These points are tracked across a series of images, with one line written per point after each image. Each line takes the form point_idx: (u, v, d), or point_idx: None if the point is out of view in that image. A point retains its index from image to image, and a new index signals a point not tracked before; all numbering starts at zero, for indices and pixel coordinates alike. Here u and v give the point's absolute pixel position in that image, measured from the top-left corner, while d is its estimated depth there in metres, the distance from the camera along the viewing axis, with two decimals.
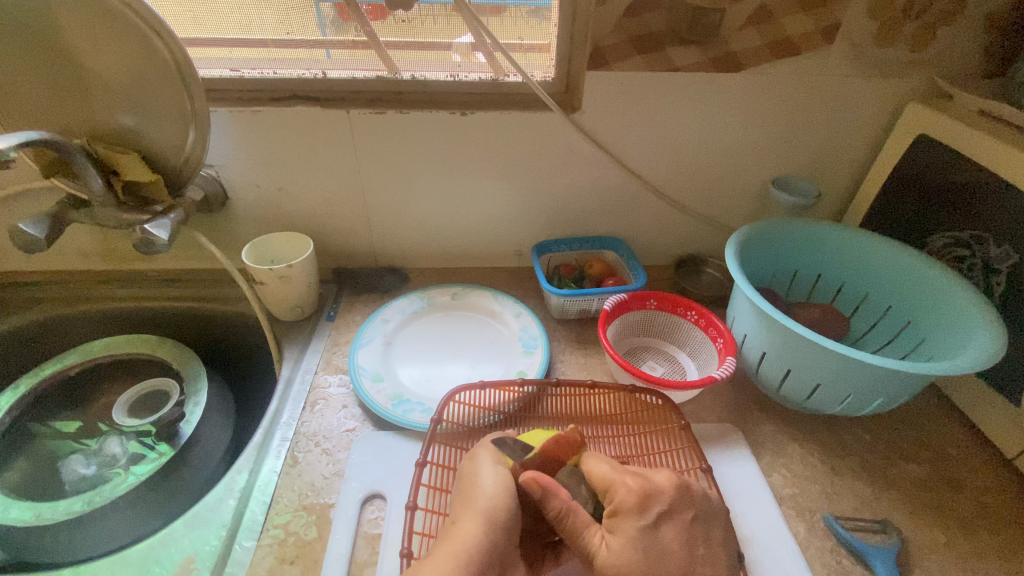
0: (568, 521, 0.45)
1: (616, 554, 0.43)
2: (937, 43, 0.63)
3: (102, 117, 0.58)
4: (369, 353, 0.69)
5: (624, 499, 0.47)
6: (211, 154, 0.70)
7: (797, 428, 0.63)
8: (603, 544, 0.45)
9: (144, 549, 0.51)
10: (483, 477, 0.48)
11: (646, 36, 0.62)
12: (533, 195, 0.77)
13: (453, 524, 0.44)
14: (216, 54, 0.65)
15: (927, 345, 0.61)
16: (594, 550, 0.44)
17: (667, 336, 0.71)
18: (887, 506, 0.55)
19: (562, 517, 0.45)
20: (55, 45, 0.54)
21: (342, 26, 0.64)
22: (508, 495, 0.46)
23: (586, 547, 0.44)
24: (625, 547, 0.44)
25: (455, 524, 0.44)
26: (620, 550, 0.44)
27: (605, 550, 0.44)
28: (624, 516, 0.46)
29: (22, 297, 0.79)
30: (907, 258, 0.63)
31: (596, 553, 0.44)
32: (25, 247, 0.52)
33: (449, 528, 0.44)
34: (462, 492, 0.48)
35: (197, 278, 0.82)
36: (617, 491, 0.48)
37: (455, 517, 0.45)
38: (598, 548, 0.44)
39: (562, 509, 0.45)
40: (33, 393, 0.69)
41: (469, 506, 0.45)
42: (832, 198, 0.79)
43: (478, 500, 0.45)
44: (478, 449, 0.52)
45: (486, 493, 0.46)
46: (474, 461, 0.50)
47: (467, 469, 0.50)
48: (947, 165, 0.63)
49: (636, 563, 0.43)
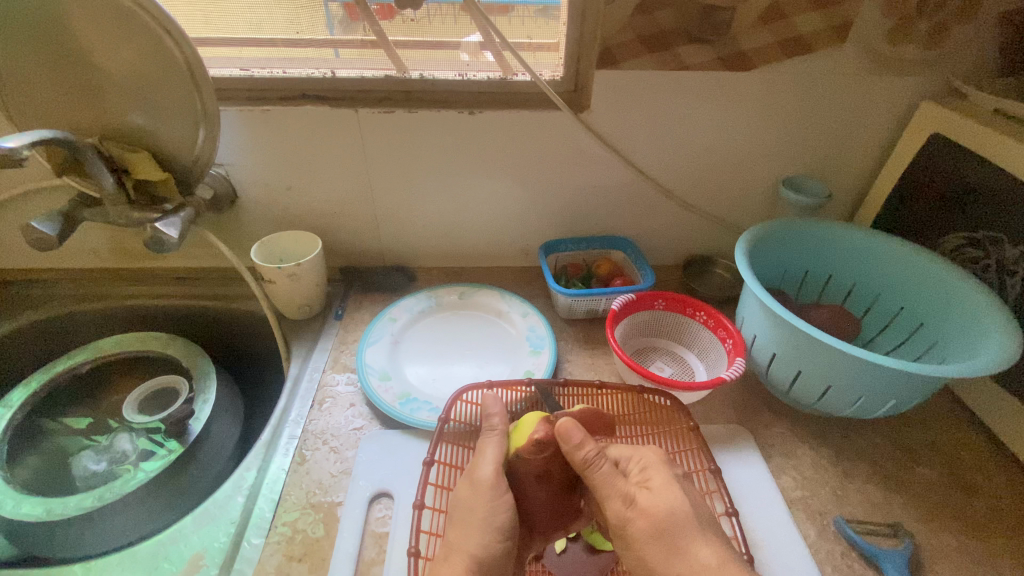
0: (606, 465, 0.46)
1: (657, 493, 0.44)
2: (951, 41, 0.62)
3: (113, 116, 0.59)
4: (377, 351, 0.69)
5: (651, 456, 0.48)
6: (221, 153, 0.70)
7: (807, 430, 0.63)
8: (641, 491, 0.45)
9: (154, 545, 0.51)
10: (479, 508, 0.46)
11: (655, 35, 0.61)
12: (541, 194, 0.76)
13: (444, 562, 0.44)
14: (226, 54, 0.65)
15: (940, 348, 0.61)
16: (633, 493, 0.45)
17: (675, 336, 0.71)
18: (898, 510, 0.55)
19: (599, 458, 0.46)
20: (69, 45, 0.55)
21: (351, 26, 0.65)
22: (500, 539, 0.45)
23: (625, 489, 0.45)
24: (665, 487, 0.45)
25: (446, 561, 0.44)
26: (663, 489, 0.45)
27: (645, 494, 0.44)
28: (655, 466, 0.47)
29: (34, 295, 0.80)
30: (920, 259, 0.62)
31: (637, 494, 0.44)
32: (37, 245, 0.53)
33: (440, 564, 0.44)
34: (457, 517, 0.46)
35: (206, 276, 0.82)
36: (643, 453, 0.49)
37: (449, 547, 0.45)
38: (637, 492, 0.45)
39: (598, 454, 0.46)
40: (45, 390, 0.70)
41: (466, 538, 0.44)
42: (843, 198, 0.78)
43: (473, 535, 0.44)
44: (480, 463, 0.49)
45: (484, 532, 0.44)
46: (474, 483, 0.48)
47: (465, 490, 0.48)
48: (960, 166, 0.62)
49: (683, 502, 0.44)
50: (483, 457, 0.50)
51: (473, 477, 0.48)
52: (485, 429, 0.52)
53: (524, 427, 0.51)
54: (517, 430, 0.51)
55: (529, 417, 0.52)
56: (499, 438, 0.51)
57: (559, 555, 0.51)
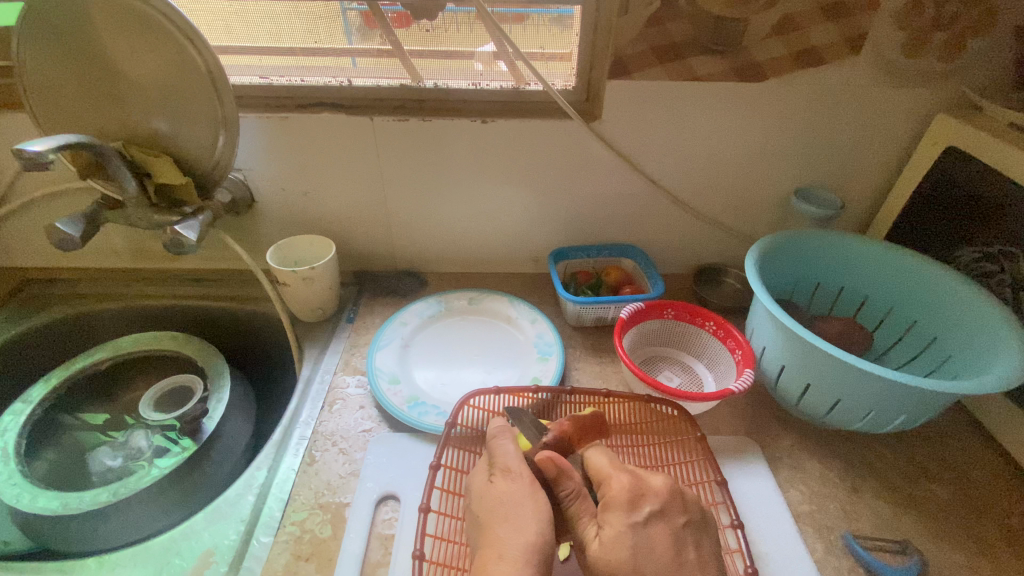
0: (574, 505, 0.48)
1: (604, 549, 0.44)
2: (967, 53, 0.62)
3: (137, 122, 0.61)
4: (387, 354, 0.70)
5: (616, 495, 0.47)
6: (241, 159, 0.72)
7: (816, 443, 0.62)
8: (594, 538, 0.45)
9: (167, 540, 0.52)
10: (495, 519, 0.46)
11: (667, 46, 0.62)
12: (550, 202, 0.77)
13: (499, 559, 0.42)
14: (247, 62, 0.68)
15: (953, 363, 0.60)
16: (586, 541, 0.45)
17: (684, 346, 0.71)
18: (909, 527, 0.54)
19: (570, 498, 0.48)
20: (95, 54, 0.57)
21: (368, 34, 0.66)
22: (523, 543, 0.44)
23: (581, 535, 0.46)
24: (614, 541, 0.44)
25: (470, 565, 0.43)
26: (611, 544, 0.44)
27: (596, 543, 0.45)
28: (614, 509, 0.46)
29: (57, 293, 0.82)
30: (934, 272, 0.62)
31: (588, 543, 0.45)
32: (61, 245, 0.54)
33: (494, 561, 0.42)
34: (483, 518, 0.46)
35: (223, 278, 0.84)
36: (611, 486, 0.48)
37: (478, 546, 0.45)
38: (589, 542, 0.45)
39: (572, 492, 0.49)
40: (64, 386, 0.71)
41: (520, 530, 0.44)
42: (856, 210, 0.77)
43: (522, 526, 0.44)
44: (506, 459, 0.50)
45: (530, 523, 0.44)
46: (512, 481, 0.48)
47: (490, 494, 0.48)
48: (976, 179, 0.62)
49: (625, 560, 0.43)
50: (502, 457, 0.50)
51: (506, 473, 0.49)
52: (492, 434, 0.53)
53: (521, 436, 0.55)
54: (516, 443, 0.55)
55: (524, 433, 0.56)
56: (511, 441, 0.52)
57: (562, 562, 0.50)
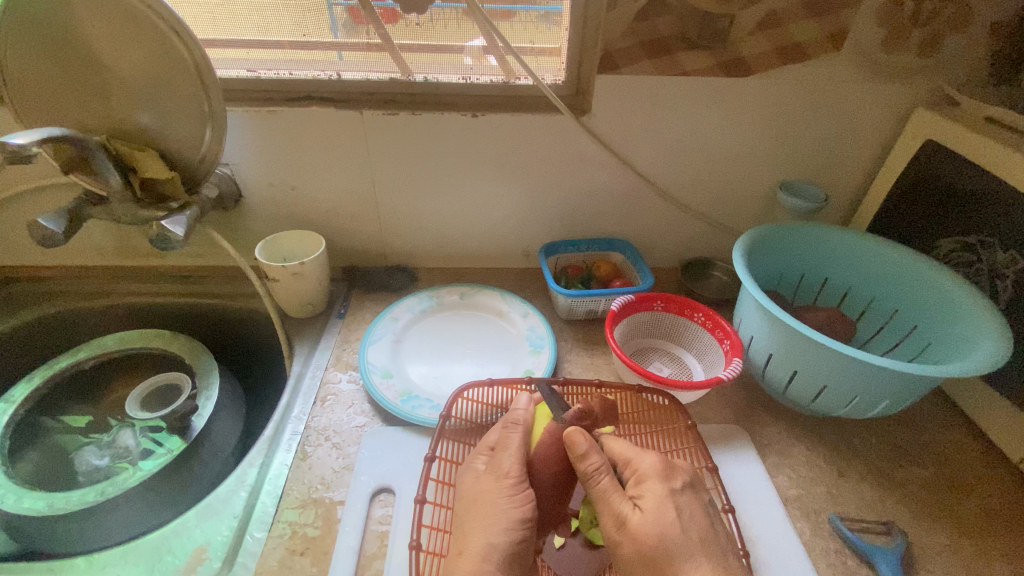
0: (604, 481, 0.46)
1: (649, 516, 0.44)
2: (944, 49, 0.63)
3: (120, 116, 0.60)
4: (378, 350, 0.70)
5: (650, 467, 0.48)
6: (227, 153, 0.71)
7: (804, 430, 0.63)
8: (633, 512, 0.45)
9: (158, 538, 0.52)
10: (500, 501, 0.47)
11: (655, 40, 0.62)
12: (540, 197, 0.78)
13: (460, 556, 0.44)
14: (233, 55, 0.67)
15: (934, 350, 0.61)
16: (625, 514, 0.45)
17: (673, 337, 0.72)
18: (892, 509, 0.56)
19: (600, 472, 0.47)
20: (78, 46, 0.56)
21: (354, 29, 0.66)
22: (518, 531, 0.45)
23: (617, 509, 0.45)
24: (656, 508, 0.45)
25: (466, 556, 0.44)
26: (655, 512, 0.44)
27: (637, 516, 0.44)
28: (650, 481, 0.47)
29: (38, 293, 0.81)
30: (914, 263, 0.63)
31: (629, 517, 0.44)
32: (43, 241, 0.53)
33: (456, 559, 0.44)
34: (482, 506, 0.47)
35: (209, 275, 0.83)
36: (639, 463, 0.48)
37: (473, 532, 0.46)
38: (630, 513, 0.45)
39: (600, 467, 0.47)
40: (47, 386, 0.70)
41: (483, 530, 0.45)
42: (838, 203, 0.79)
43: (493, 524, 0.45)
44: (503, 458, 0.50)
45: (503, 522, 0.45)
46: (499, 476, 0.49)
47: (490, 487, 0.48)
48: (955, 172, 0.63)
49: (671, 524, 0.44)
50: (505, 452, 0.51)
51: (494, 471, 0.49)
52: (506, 424, 0.53)
53: (540, 417, 0.54)
54: (533, 422, 0.54)
55: (539, 416, 0.54)
56: (522, 433, 0.52)
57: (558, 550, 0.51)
